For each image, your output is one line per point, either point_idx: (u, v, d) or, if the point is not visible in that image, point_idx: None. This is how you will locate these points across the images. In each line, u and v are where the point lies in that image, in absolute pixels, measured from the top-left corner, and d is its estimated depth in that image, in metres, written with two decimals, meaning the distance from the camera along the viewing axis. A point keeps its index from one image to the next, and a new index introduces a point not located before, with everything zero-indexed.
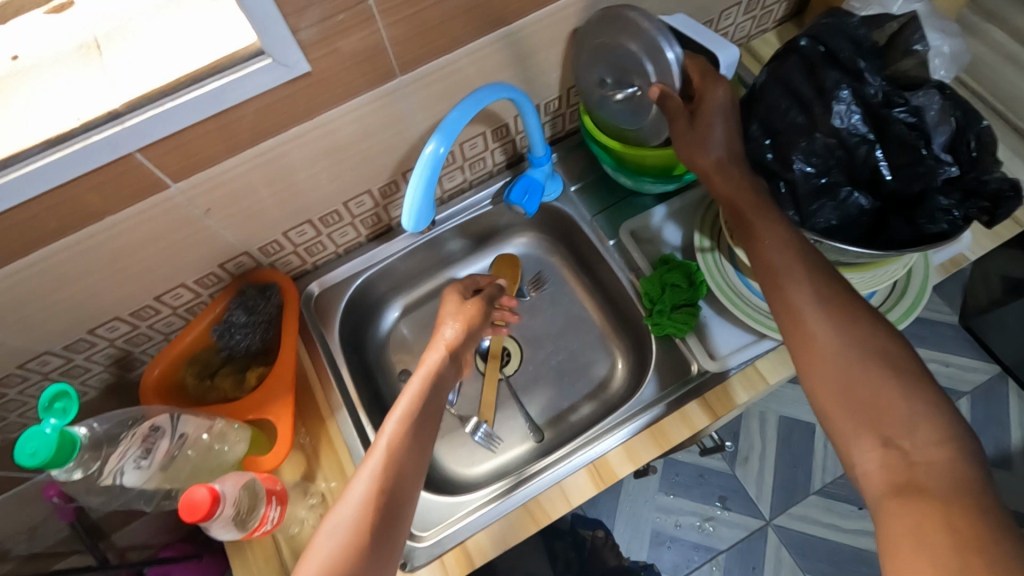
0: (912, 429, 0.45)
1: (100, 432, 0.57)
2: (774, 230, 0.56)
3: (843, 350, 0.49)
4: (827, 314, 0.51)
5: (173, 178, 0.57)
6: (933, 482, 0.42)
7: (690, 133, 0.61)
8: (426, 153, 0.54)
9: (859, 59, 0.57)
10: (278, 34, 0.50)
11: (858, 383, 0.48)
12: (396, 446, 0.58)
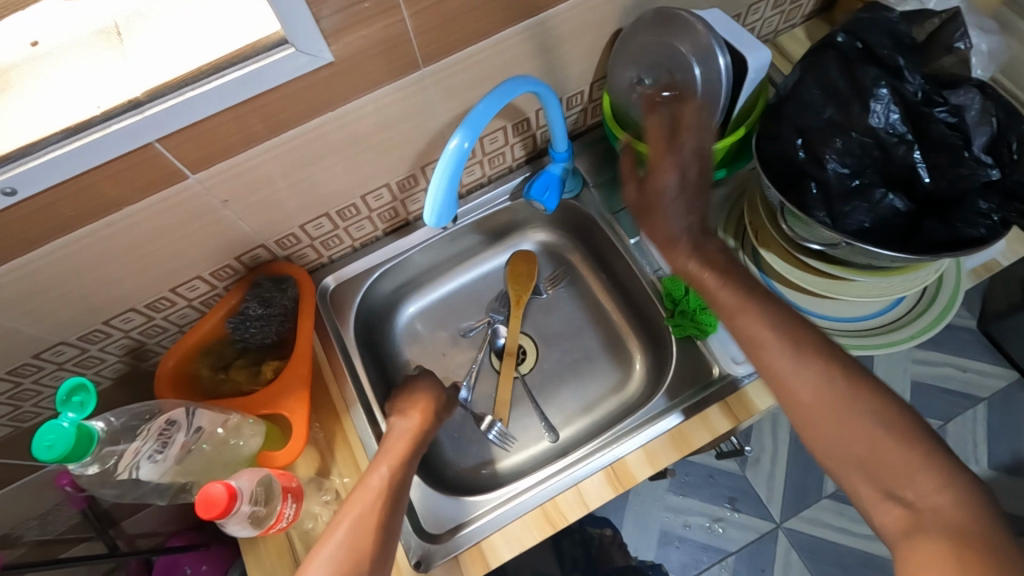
0: (913, 480, 0.47)
1: (118, 425, 0.57)
2: (743, 309, 0.58)
3: (827, 408, 0.52)
4: (805, 370, 0.53)
5: (191, 168, 0.56)
6: (942, 529, 0.45)
7: (642, 197, 0.63)
8: (451, 147, 0.53)
9: (900, 56, 0.56)
10: (302, 22, 0.49)
11: (853, 445, 0.50)
12: (355, 546, 0.56)
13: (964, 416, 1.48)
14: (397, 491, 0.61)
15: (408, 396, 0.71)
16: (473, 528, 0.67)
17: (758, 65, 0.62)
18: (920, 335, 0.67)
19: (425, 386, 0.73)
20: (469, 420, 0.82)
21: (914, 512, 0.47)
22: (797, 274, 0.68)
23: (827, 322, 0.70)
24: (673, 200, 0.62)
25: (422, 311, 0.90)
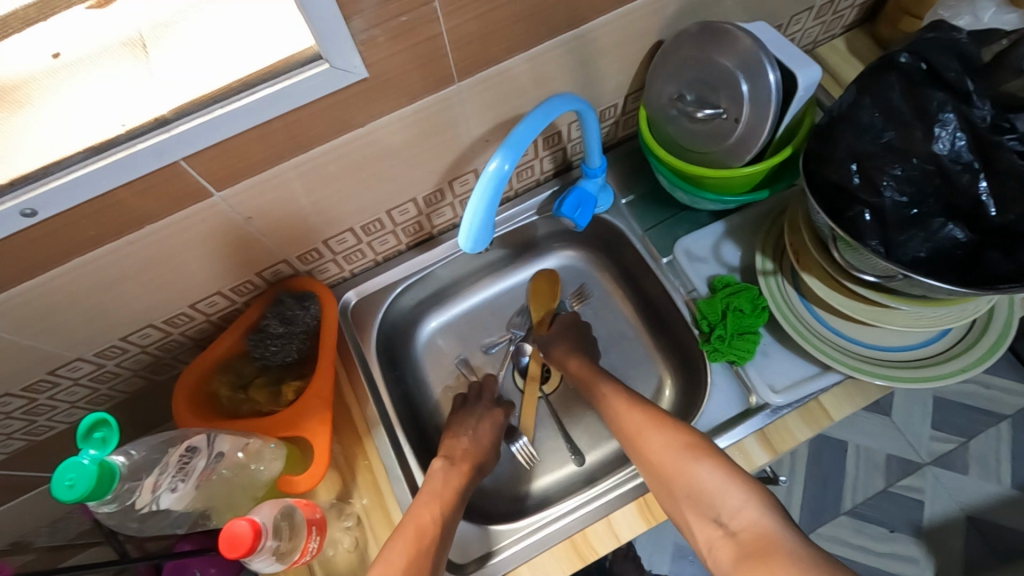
0: (726, 501, 0.54)
1: (139, 459, 0.54)
2: (603, 380, 0.71)
3: (661, 450, 0.60)
4: (643, 419, 0.64)
5: (216, 185, 0.54)
6: (756, 541, 0.50)
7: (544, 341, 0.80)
8: (490, 170, 0.50)
9: (968, 80, 0.52)
10: (338, 37, 0.46)
11: (676, 479, 0.58)
12: None
13: (988, 433, 1.44)
14: (443, 537, 0.60)
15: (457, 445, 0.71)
16: (501, 559, 0.65)
17: (808, 82, 0.59)
18: (970, 369, 0.64)
19: (479, 435, 0.73)
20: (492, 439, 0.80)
21: (733, 535, 0.52)
22: (842, 301, 0.65)
23: (872, 351, 0.67)
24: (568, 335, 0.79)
25: (443, 326, 0.88)
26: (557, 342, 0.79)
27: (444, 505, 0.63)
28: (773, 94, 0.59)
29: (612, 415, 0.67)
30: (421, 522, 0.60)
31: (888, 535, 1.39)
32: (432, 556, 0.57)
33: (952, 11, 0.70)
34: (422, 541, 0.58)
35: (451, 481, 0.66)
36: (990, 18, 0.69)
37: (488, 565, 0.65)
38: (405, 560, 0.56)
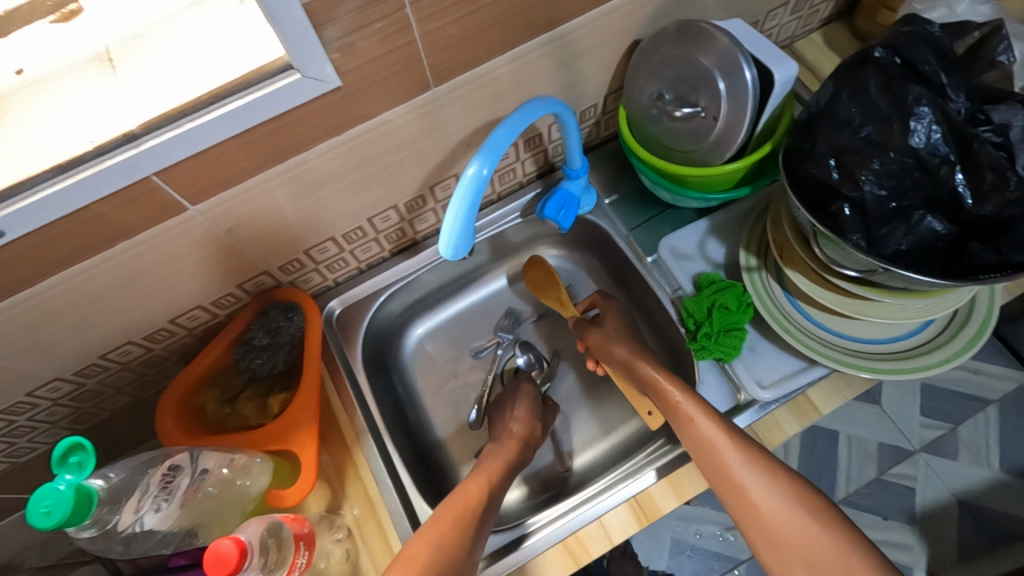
0: None
1: (119, 481, 0.54)
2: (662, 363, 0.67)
3: (772, 501, 0.55)
4: (743, 459, 0.57)
5: (191, 200, 0.53)
6: None
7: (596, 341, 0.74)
8: (468, 175, 0.50)
9: (943, 73, 0.53)
10: (309, 47, 0.46)
11: (792, 545, 0.53)
12: (441, 547, 0.55)
13: (976, 419, 1.46)
14: (489, 504, 0.62)
15: (508, 418, 0.72)
16: (538, 538, 0.65)
17: (785, 79, 0.59)
18: (953, 360, 0.64)
19: (522, 416, 0.72)
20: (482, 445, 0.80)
21: None
22: (827, 296, 0.65)
23: (857, 344, 0.67)
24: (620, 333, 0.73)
25: (431, 332, 0.87)
26: (616, 342, 0.71)
27: (491, 475, 0.65)
28: (751, 90, 0.59)
29: (700, 447, 0.59)
30: (465, 490, 0.61)
31: (882, 523, 1.40)
32: (474, 517, 0.59)
33: (926, 4, 0.70)
34: (469, 512, 0.59)
35: (497, 459, 0.68)
36: (964, 11, 0.69)
37: (514, 554, 0.64)
38: (447, 517, 0.58)
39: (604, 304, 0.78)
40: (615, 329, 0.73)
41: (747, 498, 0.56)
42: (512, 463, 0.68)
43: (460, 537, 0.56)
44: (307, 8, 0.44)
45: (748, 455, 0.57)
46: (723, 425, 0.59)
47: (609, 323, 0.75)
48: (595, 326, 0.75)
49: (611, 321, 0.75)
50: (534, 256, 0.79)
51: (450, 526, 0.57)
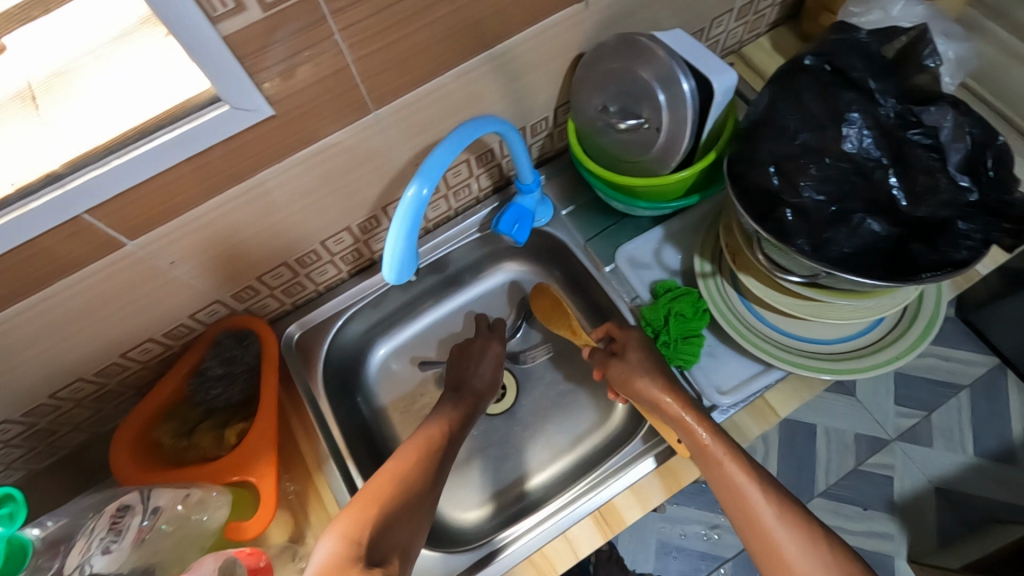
0: None
1: (57, 531, 0.53)
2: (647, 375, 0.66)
3: (802, 557, 0.54)
4: (777, 510, 0.56)
5: (128, 235, 0.52)
6: None
7: (622, 369, 0.68)
8: (409, 196, 0.49)
9: (871, 79, 0.54)
10: (236, 79, 0.45)
11: None
12: (408, 483, 0.59)
13: (950, 405, 1.48)
14: (447, 448, 0.66)
15: (475, 374, 0.76)
16: (509, 552, 0.65)
17: (724, 87, 0.59)
18: (904, 357, 0.65)
19: (484, 371, 0.76)
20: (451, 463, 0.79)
21: None
22: (778, 298, 0.66)
23: (811, 344, 0.68)
24: (646, 363, 0.67)
25: (395, 351, 0.86)
26: (642, 376, 0.66)
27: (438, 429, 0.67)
28: (689, 101, 0.59)
29: (733, 496, 0.58)
30: (418, 439, 0.65)
31: (863, 513, 1.42)
32: (431, 465, 0.62)
33: (862, 7, 0.71)
34: (429, 470, 0.62)
35: (453, 417, 0.70)
36: (900, 12, 0.70)
37: (493, 563, 0.65)
38: (405, 458, 0.62)
39: (627, 334, 0.71)
40: (637, 362, 0.67)
41: (777, 548, 0.55)
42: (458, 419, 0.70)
43: (423, 478, 0.61)
44: (231, 42, 0.43)
45: (783, 513, 0.56)
46: (758, 477, 0.58)
47: (632, 355, 0.68)
48: (616, 358, 0.69)
49: (635, 352, 0.69)
50: (540, 286, 0.80)
51: (410, 465, 0.61)
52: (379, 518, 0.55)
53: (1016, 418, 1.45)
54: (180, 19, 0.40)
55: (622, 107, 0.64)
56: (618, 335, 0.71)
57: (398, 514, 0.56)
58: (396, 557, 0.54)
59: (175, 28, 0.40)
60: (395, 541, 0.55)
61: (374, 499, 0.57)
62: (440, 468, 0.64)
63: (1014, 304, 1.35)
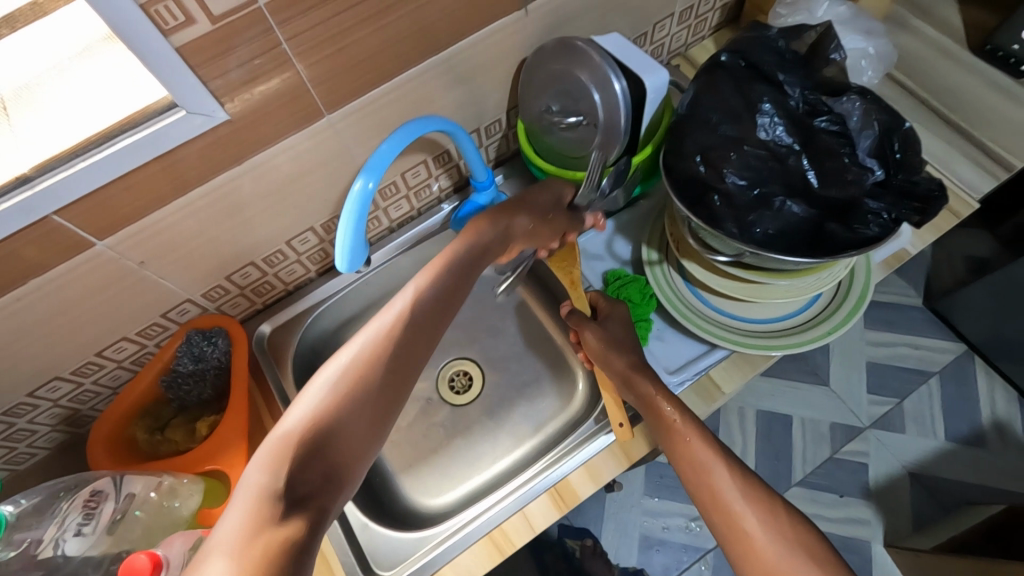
0: None
1: (29, 508, 0.56)
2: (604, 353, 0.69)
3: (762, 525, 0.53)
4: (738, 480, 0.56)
5: (97, 236, 0.56)
6: None
7: (601, 339, 0.70)
8: (355, 189, 0.55)
9: (780, 72, 0.60)
10: (190, 86, 0.49)
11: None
12: (355, 377, 0.50)
13: (921, 392, 1.51)
14: (427, 312, 0.56)
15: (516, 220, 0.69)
16: (477, 525, 0.68)
17: (654, 85, 0.63)
18: (836, 332, 0.69)
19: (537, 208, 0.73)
20: (422, 452, 0.82)
21: None
22: (716, 281, 0.70)
23: (750, 324, 0.72)
24: (620, 338, 0.69)
25: None
26: (615, 352, 0.68)
27: (415, 307, 0.55)
28: (622, 101, 0.64)
29: (697, 470, 0.58)
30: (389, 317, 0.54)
31: (839, 500, 1.43)
32: (394, 342, 0.53)
33: (789, 8, 0.76)
34: (399, 357, 0.52)
35: (468, 267, 0.61)
36: (823, 12, 0.75)
37: (462, 534, 0.68)
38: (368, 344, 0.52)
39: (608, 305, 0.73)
40: (616, 336, 0.70)
41: (737, 523, 0.54)
42: (439, 291, 0.57)
43: (391, 366, 0.52)
44: (183, 52, 0.48)
45: (748, 490, 0.55)
46: (723, 455, 0.58)
47: (612, 326, 0.71)
48: (594, 323, 0.71)
49: (615, 324, 0.71)
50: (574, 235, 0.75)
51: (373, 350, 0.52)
52: (330, 421, 0.47)
53: (985, 402, 1.48)
54: (134, 32, 0.44)
55: (564, 106, 0.69)
56: (603, 305, 0.73)
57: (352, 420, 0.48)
58: (346, 469, 0.47)
59: (131, 40, 0.44)
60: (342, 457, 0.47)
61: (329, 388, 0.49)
62: (411, 354, 0.54)
63: (976, 291, 1.38)
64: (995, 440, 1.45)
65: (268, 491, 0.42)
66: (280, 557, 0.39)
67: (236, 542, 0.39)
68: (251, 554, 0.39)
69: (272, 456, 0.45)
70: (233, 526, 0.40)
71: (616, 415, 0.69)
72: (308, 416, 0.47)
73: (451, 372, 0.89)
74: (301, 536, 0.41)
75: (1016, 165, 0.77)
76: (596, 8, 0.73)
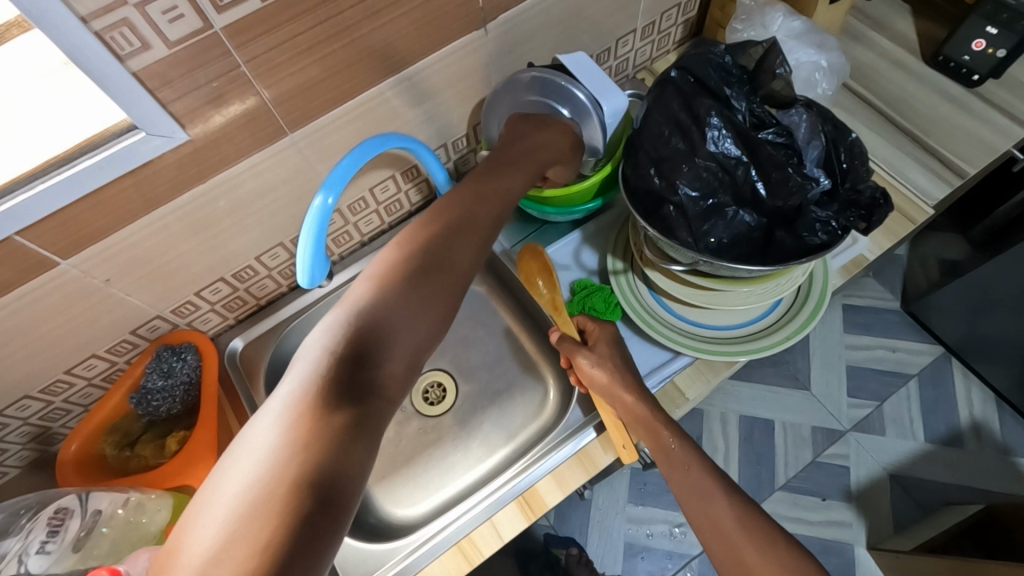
0: None
1: None
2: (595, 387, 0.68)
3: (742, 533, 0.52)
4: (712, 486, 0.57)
5: (61, 255, 0.57)
6: None
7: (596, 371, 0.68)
8: (315, 206, 0.56)
9: (726, 86, 0.62)
10: (149, 109, 0.51)
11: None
12: (427, 253, 0.49)
13: (899, 394, 1.52)
14: (491, 195, 0.55)
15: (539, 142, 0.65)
16: (445, 535, 0.69)
17: (614, 107, 0.68)
18: (796, 337, 0.71)
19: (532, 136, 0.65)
20: (396, 463, 0.83)
21: None
22: (676, 288, 0.72)
23: (712, 331, 0.74)
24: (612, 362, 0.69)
25: None
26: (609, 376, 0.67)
27: (470, 206, 0.53)
28: (590, 106, 0.67)
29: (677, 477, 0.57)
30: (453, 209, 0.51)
31: (821, 503, 1.44)
32: (462, 224, 0.52)
33: (744, 23, 0.78)
34: (458, 255, 0.50)
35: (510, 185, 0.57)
36: (777, 27, 0.77)
37: (430, 544, 0.69)
38: (431, 240, 0.50)
39: (594, 328, 0.73)
40: (608, 357, 0.69)
41: (722, 531, 0.55)
42: (501, 183, 0.57)
43: (453, 263, 0.50)
44: (140, 76, 0.49)
45: None
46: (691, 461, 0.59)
47: (602, 349, 0.70)
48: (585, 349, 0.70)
49: (604, 345, 0.70)
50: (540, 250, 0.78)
51: (437, 243, 0.50)
52: (388, 311, 0.45)
53: (962, 403, 1.50)
54: (89, 58, 0.45)
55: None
56: (591, 327, 0.73)
57: (412, 310, 0.46)
58: (405, 359, 0.45)
59: (88, 67, 0.46)
60: (403, 346, 0.45)
61: (384, 279, 0.47)
62: (471, 251, 0.51)
63: (948, 293, 1.40)
64: (972, 441, 1.46)
65: (329, 372, 0.41)
66: (340, 440, 0.38)
67: (293, 417, 0.39)
68: (312, 431, 0.38)
69: (332, 336, 0.43)
70: (291, 401, 0.40)
71: (621, 438, 0.69)
72: (365, 305, 0.45)
73: (425, 383, 0.89)
74: (362, 421, 0.40)
75: (967, 171, 0.80)
76: (556, 26, 0.75)
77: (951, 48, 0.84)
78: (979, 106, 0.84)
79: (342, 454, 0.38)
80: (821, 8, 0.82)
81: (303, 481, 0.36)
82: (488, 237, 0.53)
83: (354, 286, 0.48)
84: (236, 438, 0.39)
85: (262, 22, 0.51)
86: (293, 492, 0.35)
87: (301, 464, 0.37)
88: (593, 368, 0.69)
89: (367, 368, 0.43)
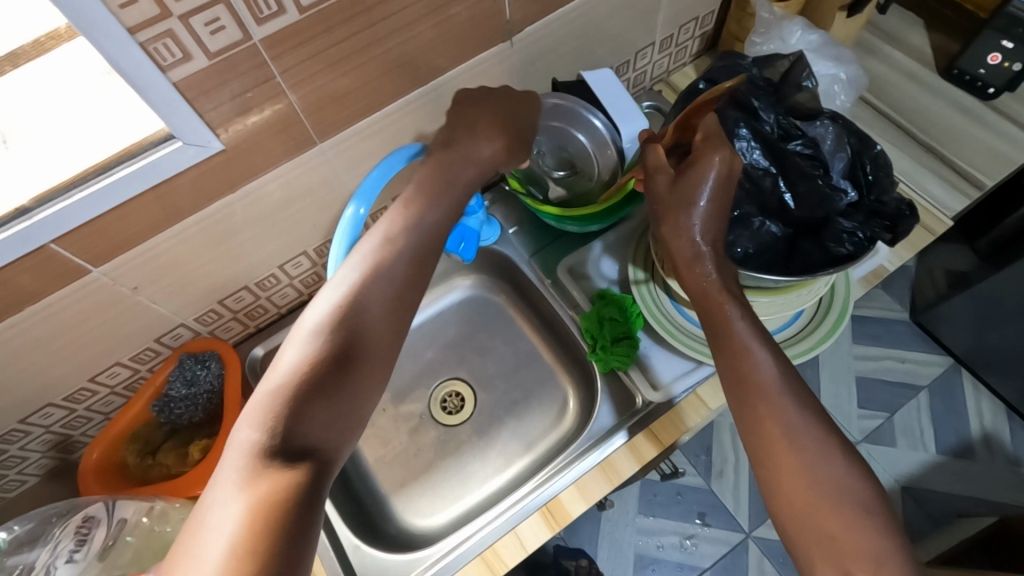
0: None
1: (23, 533, 0.57)
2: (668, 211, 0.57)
3: None
4: None
5: (93, 263, 0.57)
6: None
7: (671, 194, 0.57)
8: (347, 216, 0.59)
9: (753, 98, 0.64)
10: (184, 118, 0.51)
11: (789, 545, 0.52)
12: (348, 314, 0.51)
13: (910, 406, 1.52)
14: (415, 247, 0.56)
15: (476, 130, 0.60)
16: (466, 547, 0.68)
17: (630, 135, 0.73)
18: (820, 346, 0.71)
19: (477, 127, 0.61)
20: (413, 472, 0.83)
21: None
22: None
23: None
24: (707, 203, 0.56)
25: None
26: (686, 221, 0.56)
27: (395, 258, 0.54)
28: (606, 132, 0.74)
29: None
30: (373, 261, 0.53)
31: None
32: (386, 280, 0.53)
33: (764, 37, 0.80)
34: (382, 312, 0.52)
35: (430, 226, 0.57)
36: (796, 40, 0.78)
37: (450, 553, 0.68)
38: (354, 299, 0.52)
39: (708, 153, 0.56)
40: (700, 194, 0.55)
41: None
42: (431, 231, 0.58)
43: (373, 320, 0.52)
44: (178, 87, 0.49)
45: None
46: None
47: (686, 184, 0.56)
48: (682, 172, 0.57)
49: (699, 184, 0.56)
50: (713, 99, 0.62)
51: (348, 303, 0.51)
52: (317, 377, 0.47)
53: (973, 415, 1.49)
54: (130, 70, 0.46)
55: (555, 151, 0.78)
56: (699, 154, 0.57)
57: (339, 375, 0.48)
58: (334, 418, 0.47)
59: (130, 77, 0.46)
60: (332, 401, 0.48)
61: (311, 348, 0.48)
62: (396, 304, 0.53)
63: (958, 304, 1.40)
64: (983, 452, 1.45)
65: (260, 446, 0.43)
66: (279, 505, 0.40)
67: (235, 489, 0.41)
68: (258, 499, 0.40)
69: (259, 415, 0.45)
70: (230, 477, 0.42)
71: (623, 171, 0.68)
72: (294, 374, 0.47)
73: (443, 393, 0.89)
74: (300, 481, 0.42)
75: (986, 183, 0.80)
76: (578, 40, 0.76)
77: (966, 61, 0.85)
78: (994, 116, 0.85)
79: (285, 516, 0.40)
80: (837, 22, 0.83)
81: (250, 549, 0.38)
82: (414, 285, 0.55)
83: (281, 355, 0.49)
84: (183, 531, 0.41)
85: (299, 33, 0.52)
86: (243, 560, 0.37)
87: (248, 534, 0.39)
88: (701, 204, 0.56)
89: (300, 436, 0.45)
